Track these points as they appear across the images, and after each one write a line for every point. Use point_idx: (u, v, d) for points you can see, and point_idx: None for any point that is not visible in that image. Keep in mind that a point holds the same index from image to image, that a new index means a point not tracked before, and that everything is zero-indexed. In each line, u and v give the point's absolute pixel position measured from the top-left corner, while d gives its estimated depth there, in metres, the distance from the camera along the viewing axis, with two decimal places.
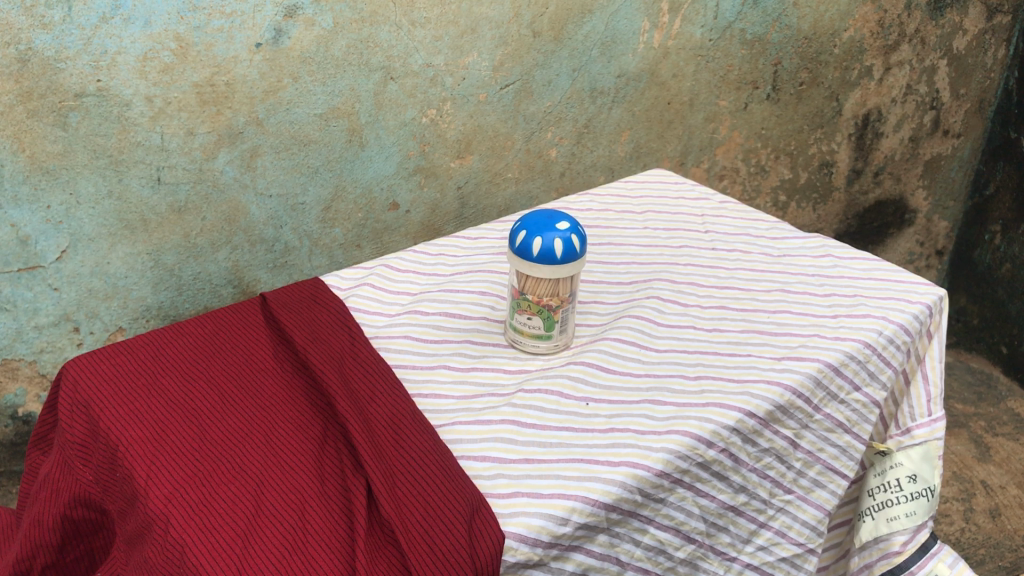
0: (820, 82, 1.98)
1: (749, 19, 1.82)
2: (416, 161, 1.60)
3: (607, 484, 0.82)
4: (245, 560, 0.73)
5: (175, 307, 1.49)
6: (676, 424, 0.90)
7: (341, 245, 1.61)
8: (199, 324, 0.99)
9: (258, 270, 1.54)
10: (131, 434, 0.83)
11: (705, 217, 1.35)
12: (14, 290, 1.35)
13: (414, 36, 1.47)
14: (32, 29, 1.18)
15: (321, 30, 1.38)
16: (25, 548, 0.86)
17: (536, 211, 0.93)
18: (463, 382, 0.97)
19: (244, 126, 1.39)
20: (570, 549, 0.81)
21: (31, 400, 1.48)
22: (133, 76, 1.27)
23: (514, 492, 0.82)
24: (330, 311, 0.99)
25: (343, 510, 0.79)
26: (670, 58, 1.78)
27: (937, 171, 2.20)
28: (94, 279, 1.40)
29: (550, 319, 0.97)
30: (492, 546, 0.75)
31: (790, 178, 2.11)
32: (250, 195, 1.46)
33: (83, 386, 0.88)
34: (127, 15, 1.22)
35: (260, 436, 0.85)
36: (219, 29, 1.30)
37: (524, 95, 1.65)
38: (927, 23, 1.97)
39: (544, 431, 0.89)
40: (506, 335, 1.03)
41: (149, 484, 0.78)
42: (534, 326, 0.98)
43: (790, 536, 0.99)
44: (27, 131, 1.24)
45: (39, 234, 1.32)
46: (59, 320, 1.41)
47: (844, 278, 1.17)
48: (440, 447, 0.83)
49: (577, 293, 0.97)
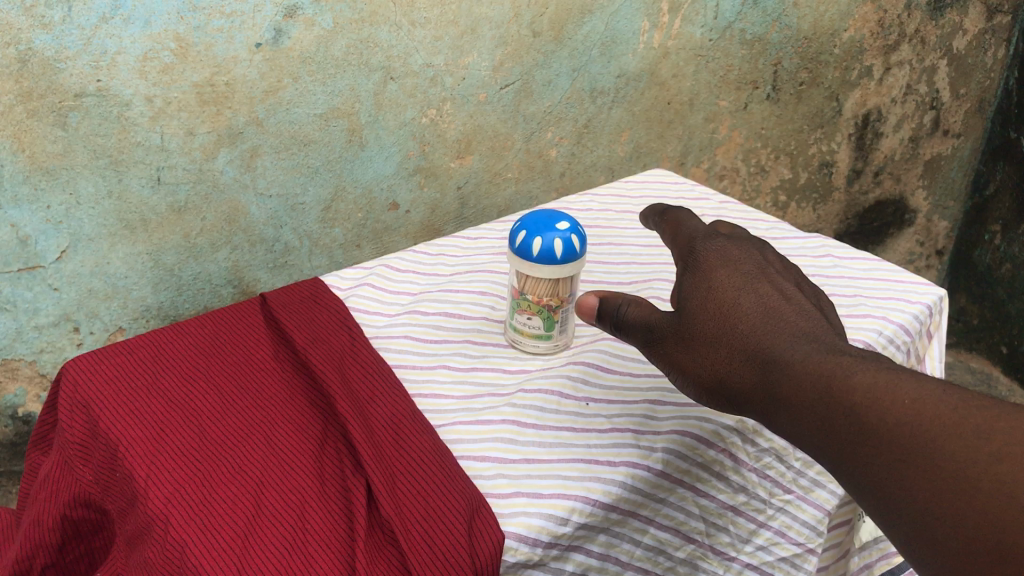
0: (820, 82, 1.98)
1: (749, 19, 1.81)
2: (416, 161, 1.61)
3: (607, 483, 0.83)
4: (246, 560, 0.73)
5: (176, 307, 1.49)
6: (676, 424, 0.90)
7: (341, 245, 1.62)
8: (199, 324, 0.98)
9: (258, 270, 1.54)
10: (131, 434, 0.83)
11: (705, 217, 1.35)
12: (14, 290, 1.34)
13: (414, 36, 1.47)
14: (32, 29, 1.17)
15: (321, 30, 1.38)
16: (25, 548, 0.85)
17: (536, 212, 0.93)
18: (463, 382, 0.97)
19: (244, 126, 1.39)
20: (570, 549, 0.82)
21: (31, 400, 1.47)
22: (133, 76, 1.26)
23: (514, 493, 0.82)
24: (330, 312, 1.00)
25: (343, 510, 0.79)
26: (670, 58, 1.78)
27: (937, 171, 2.20)
28: (94, 279, 1.39)
29: (550, 319, 0.97)
30: (492, 546, 0.76)
31: (790, 178, 2.11)
32: (250, 195, 1.46)
33: (83, 386, 0.87)
34: (127, 15, 1.22)
35: (260, 436, 0.85)
36: (219, 29, 1.29)
37: (524, 95, 1.65)
38: (927, 23, 1.97)
39: (545, 431, 0.89)
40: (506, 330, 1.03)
41: (149, 483, 0.78)
42: (534, 326, 0.98)
43: (790, 536, 0.96)
44: (27, 131, 1.22)
45: (39, 234, 1.31)
46: (58, 320, 1.40)
47: (844, 279, 1.17)
48: (439, 448, 0.84)
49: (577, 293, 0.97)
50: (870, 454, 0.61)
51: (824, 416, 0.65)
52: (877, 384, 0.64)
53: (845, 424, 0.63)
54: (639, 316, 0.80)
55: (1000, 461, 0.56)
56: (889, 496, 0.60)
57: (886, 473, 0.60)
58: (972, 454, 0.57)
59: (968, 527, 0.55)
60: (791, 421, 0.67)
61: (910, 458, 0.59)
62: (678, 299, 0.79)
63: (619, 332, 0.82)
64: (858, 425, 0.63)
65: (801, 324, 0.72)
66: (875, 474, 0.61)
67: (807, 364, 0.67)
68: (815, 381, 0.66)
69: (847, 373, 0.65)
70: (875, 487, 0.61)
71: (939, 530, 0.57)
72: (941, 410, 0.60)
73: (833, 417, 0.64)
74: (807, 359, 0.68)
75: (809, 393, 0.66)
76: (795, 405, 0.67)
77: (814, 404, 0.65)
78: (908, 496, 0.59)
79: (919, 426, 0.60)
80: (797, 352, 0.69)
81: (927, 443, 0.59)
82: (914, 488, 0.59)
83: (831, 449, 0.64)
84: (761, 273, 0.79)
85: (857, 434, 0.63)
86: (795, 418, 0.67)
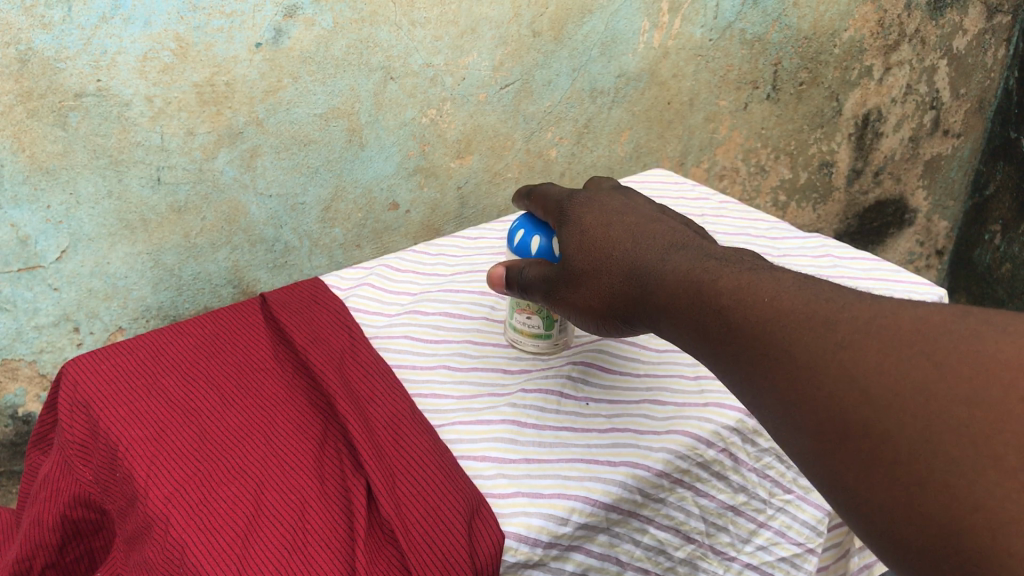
0: (820, 82, 1.98)
1: (749, 19, 1.81)
2: (416, 161, 1.61)
3: (607, 484, 0.83)
4: (245, 560, 0.73)
5: (176, 307, 1.49)
6: (676, 424, 0.90)
7: (341, 245, 1.62)
8: (199, 324, 0.98)
9: (258, 270, 1.55)
10: (131, 434, 0.83)
11: (704, 217, 1.35)
12: (14, 290, 1.34)
13: (414, 36, 1.47)
14: (32, 29, 1.16)
15: (321, 30, 1.38)
16: (25, 548, 0.85)
17: (534, 216, 0.94)
18: (462, 382, 0.97)
19: (244, 126, 1.39)
20: (570, 548, 0.82)
21: (31, 400, 1.47)
22: (133, 76, 1.26)
23: (514, 493, 0.82)
24: (330, 312, 1.00)
25: (343, 510, 0.79)
26: (670, 58, 1.78)
27: (937, 171, 2.21)
28: (94, 279, 1.39)
29: (550, 318, 0.97)
30: (492, 546, 0.76)
31: (790, 178, 2.11)
32: (250, 195, 1.46)
33: (83, 386, 0.87)
34: (127, 15, 1.21)
35: (260, 436, 0.85)
36: (219, 29, 1.29)
37: (524, 95, 1.65)
38: (927, 23, 1.97)
39: (545, 431, 0.89)
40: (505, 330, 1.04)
41: (149, 483, 0.78)
42: (533, 325, 0.98)
43: (790, 536, 0.96)
44: (27, 131, 1.22)
45: (39, 234, 1.31)
46: (58, 320, 1.40)
47: (843, 279, 1.17)
48: (439, 448, 0.84)
49: None
50: (740, 354, 0.66)
51: (696, 321, 0.71)
52: (734, 285, 0.69)
53: (714, 325, 0.69)
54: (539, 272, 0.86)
55: (844, 348, 0.59)
56: (760, 393, 0.64)
57: (757, 373, 0.65)
58: (821, 347, 0.60)
59: (821, 414, 0.59)
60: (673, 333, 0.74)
61: (775, 357, 0.63)
62: (560, 248, 0.87)
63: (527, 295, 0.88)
64: (723, 323, 0.68)
65: (668, 243, 0.79)
66: (749, 376, 0.65)
67: (676, 277, 0.74)
68: (683, 291, 0.73)
69: (708, 278, 0.72)
70: (752, 388, 0.65)
71: (801, 419, 0.60)
72: (792, 307, 0.64)
73: (702, 320, 0.70)
74: (675, 274, 0.75)
75: (681, 301, 0.72)
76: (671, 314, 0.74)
77: (687, 311, 0.72)
78: (771, 388, 0.63)
79: (777, 325, 0.64)
80: (667, 269, 0.76)
81: (783, 339, 0.63)
82: (779, 383, 0.62)
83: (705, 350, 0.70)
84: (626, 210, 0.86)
85: (724, 335, 0.68)
86: (675, 328, 0.73)
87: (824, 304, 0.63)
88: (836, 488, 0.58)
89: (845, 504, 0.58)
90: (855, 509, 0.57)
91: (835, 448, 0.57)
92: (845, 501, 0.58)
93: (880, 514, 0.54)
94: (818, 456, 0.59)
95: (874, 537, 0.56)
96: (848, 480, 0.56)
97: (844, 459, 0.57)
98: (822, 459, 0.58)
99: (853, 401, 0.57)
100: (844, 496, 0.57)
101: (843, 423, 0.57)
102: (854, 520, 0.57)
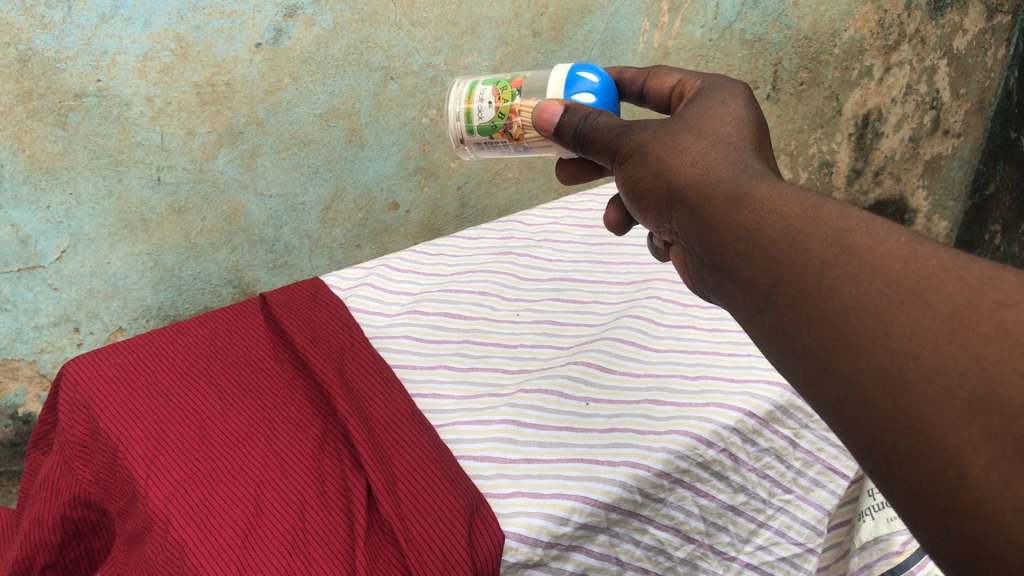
0: (820, 82, 1.98)
1: (749, 19, 1.81)
2: (416, 161, 1.61)
3: (607, 484, 0.83)
4: (245, 560, 0.73)
5: (176, 307, 1.48)
6: (676, 424, 0.91)
7: (341, 245, 1.61)
8: (199, 324, 0.98)
9: (258, 270, 1.54)
10: (132, 434, 0.83)
11: None
12: (14, 290, 1.32)
13: (414, 36, 1.48)
14: (32, 29, 1.17)
15: (321, 30, 1.38)
16: (25, 548, 0.84)
17: (612, 82, 0.90)
18: (462, 382, 0.97)
19: (244, 126, 1.39)
20: (570, 548, 0.81)
21: (32, 400, 1.44)
22: (133, 76, 1.26)
23: (515, 493, 0.82)
24: (330, 312, 1.00)
25: (343, 510, 0.79)
26: (670, 58, 1.77)
27: (937, 171, 2.21)
28: (94, 279, 1.38)
29: (493, 128, 0.89)
30: (492, 545, 0.76)
31: (790, 178, 2.10)
32: (250, 195, 1.45)
33: (83, 386, 0.87)
34: (127, 15, 1.22)
35: (259, 436, 0.85)
36: (219, 29, 1.30)
37: None
38: (927, 23, 1.97)
39: (544, 431, 0.89)
40: (459, 86, 0.92)
41: (149, 483, 0.78)
42: (481, 113, 0.89)
43: (790, 536, 0.96)
44: (27, 131, 1.22)
45: (38, 234, 1.30)
46: (58, 320, 1.38)
47: None
48: (440, 448, 0.84)
49: (529, 156, 0.92)
50: (841, 282, 0.51)
51: (795, 235, 0.56)
52: (869, 219, 0.54)
53: (821, 245, 0.54)
54: (611, 124, 0.77)
55: (1006, 307, 0.45)
56: (862, 336, 0.49)
57: (861, 312, 0.50)
58: (971, 302, 0.47)
59: (955, 377, 0.45)
60: (740, 257, 0.59)
61: (896, 298, 0.49)
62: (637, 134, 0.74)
63: (580, 144, 0.80)
64: (836, 245, 0.53)
65: (777, 175, 0.65)
66: (849, 310, 0.50)
67: (783, 189, 0.60)
68: (787, 204, 0.58)
69: (828, 203, 0.57)
70: (840, 329, 0.50)
71: (915, 381, 0.46)
72: (937, 252, 0.50)
73: (804, 237, 0.55)
74: (783, 188, 0.60)
75: (782, 214, 0.57)
76: (755, 227, 0.58)
77: (786, 226, 0.56)
78: (879, 331, 0.49)
79: (912, 267, 0.50)
80: (774, 185, 0.61)
81: (919, 283, 0.49)
82: (892, 334, 0.48)
83: (789, 272, 0.55)
84: (756, 130, 0.72)
85: (830, 258, 0.53)
86: (752, 245, 0.58)
87: (973, 258, 0.49)
88: (934, 473, 0.45)
89: (933, 498, 0.46)
90: (956, 504, 0.45)
91: (961, 422, 0.44)
92: (942, 498, 0.45)
93: (1007, 520, 0.43)
94: (925, 428, 0.46)
95: (972, 540, 0.44)
96: (969, 466, 0.44)
97: (971, 437, 0.44)
98: (936, 433, 0.45)
99: (1007, 369, 0.44)
100: (943, 486, 0.45)
101: (985, 396, 0.44)
102: (945, 518, 0.46)
